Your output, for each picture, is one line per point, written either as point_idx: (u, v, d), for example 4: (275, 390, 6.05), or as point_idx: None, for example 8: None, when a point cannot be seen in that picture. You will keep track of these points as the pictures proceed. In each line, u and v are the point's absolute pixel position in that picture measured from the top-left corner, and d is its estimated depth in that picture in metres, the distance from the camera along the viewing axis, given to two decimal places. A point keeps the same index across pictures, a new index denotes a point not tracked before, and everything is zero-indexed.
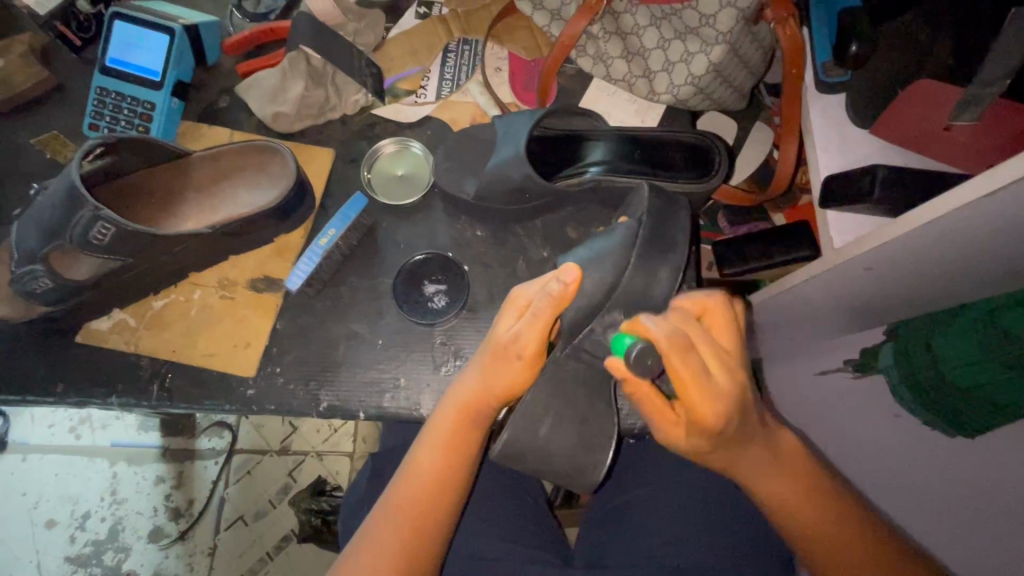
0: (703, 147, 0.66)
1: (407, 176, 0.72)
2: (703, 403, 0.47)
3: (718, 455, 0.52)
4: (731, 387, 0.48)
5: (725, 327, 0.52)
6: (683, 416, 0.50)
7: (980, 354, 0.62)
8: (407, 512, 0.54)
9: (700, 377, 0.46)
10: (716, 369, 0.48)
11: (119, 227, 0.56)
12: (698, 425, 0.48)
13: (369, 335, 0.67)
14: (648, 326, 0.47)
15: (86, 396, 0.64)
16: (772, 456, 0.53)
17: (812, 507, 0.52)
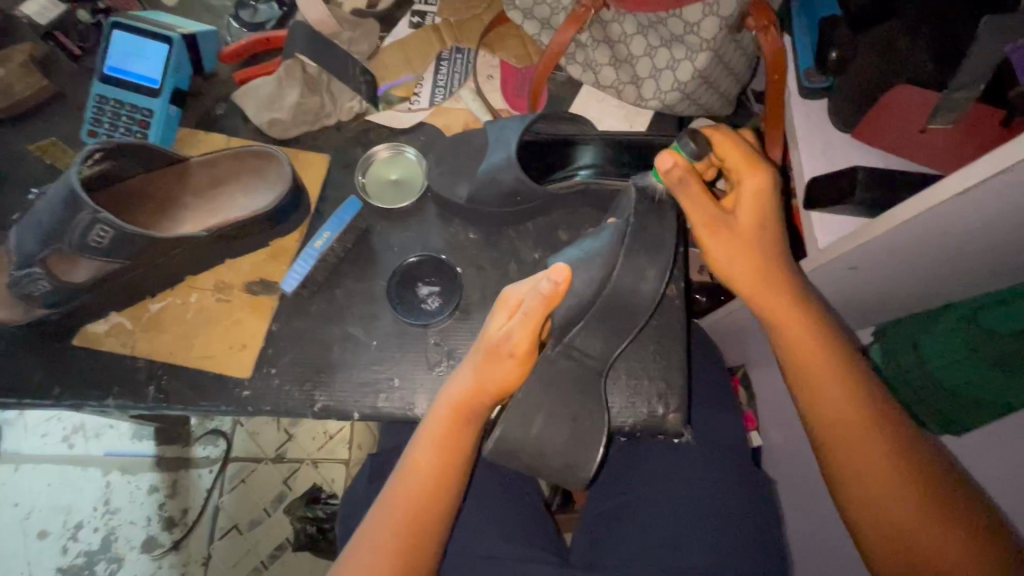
0: None
1: (401, 180, 0.73)
2: (736, 164, 0.57)
3: (751, 270, 0.57)
4: (759, 217, 0.58)
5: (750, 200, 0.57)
6: (737, 250, 0.57)
7: (962, 352, 0.63)
8: (403, 509, 0.55)
9: (757, 164, 0.57)
10: (747, 210, 0.57)
11: (117, 230, 0.57)
12: (736, 246, 0.57)
13: (364, 337, 0.68)
14: (703, 135, 0.57)
15: (82, 400, 0.65)
16: (798, 318, 0.57)
17: (828, 374, 0.56)
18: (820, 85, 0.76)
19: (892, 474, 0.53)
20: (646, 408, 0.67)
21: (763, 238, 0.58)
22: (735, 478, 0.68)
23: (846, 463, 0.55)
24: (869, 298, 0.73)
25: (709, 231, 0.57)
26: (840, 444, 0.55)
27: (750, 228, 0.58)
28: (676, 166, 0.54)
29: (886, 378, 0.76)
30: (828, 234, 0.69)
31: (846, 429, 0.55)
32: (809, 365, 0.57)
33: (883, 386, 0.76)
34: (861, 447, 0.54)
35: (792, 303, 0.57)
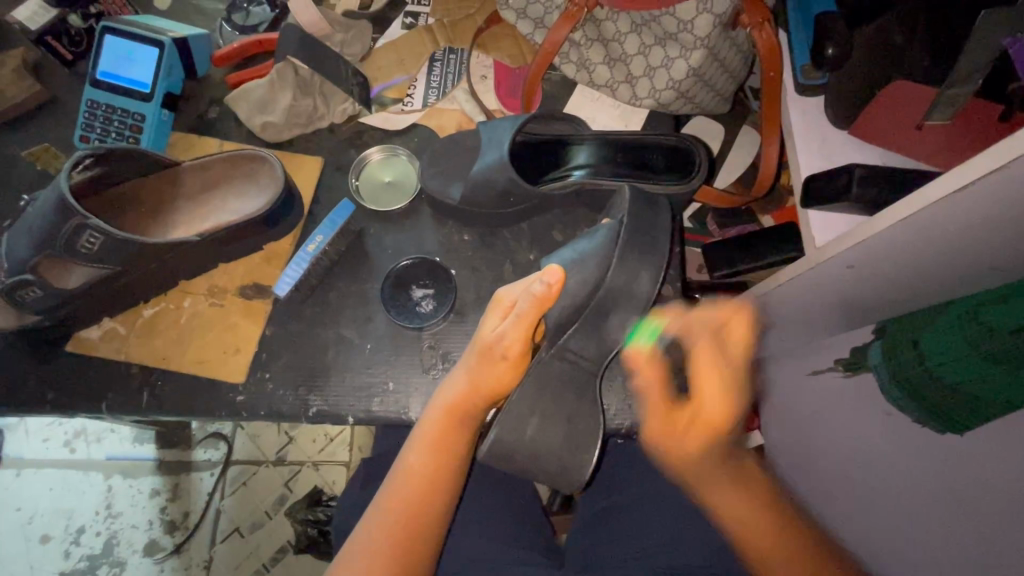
0: (685, 148, 0.66)
1: (394, 182, 0.73)
2: (704, 392, 0.52)
3: (677, 462, 0.52)
4: (718, 434, 0.51)
5: (714, 379, 0.52)
6: (681, 449, 0.52)
7: (965, 356, 0.61)
8: (397, 516, 0.55)
9: (721, 404, 0.51)
10: (699, 428, 0.52)
11: (107, 235, 0.56)
12: (685, 457, 0.52)
13: (358, 340, 0.67)
14: (669, 318, 0.58)
15: (77, 405, 0.64)
16: (729, 471, 0.52)
17: (766, 526, 0.50)
18: (815, 82, 0.75)
19: (780, 541, 0.50)
20: (642, 409, 0.67)
21: (704, 473, 0.52)
22: None
23: (752, 546, 0.50)
24: (866, 298, 0.72)
25: (664, 435, 0.53)
26: (742, 532, 0.50)
27: (705, 456, 0.51)
28: (642, 364, 0.55)
29: (887, 380, 0.74)
30: (825, 232, 0.69)
31: (753, 527, 0.50)
32: (751, 531, 0.50)
33: (884, 385, 0.75)
34: (753, 524, 0.50)
35: (706, 460, 0.52)
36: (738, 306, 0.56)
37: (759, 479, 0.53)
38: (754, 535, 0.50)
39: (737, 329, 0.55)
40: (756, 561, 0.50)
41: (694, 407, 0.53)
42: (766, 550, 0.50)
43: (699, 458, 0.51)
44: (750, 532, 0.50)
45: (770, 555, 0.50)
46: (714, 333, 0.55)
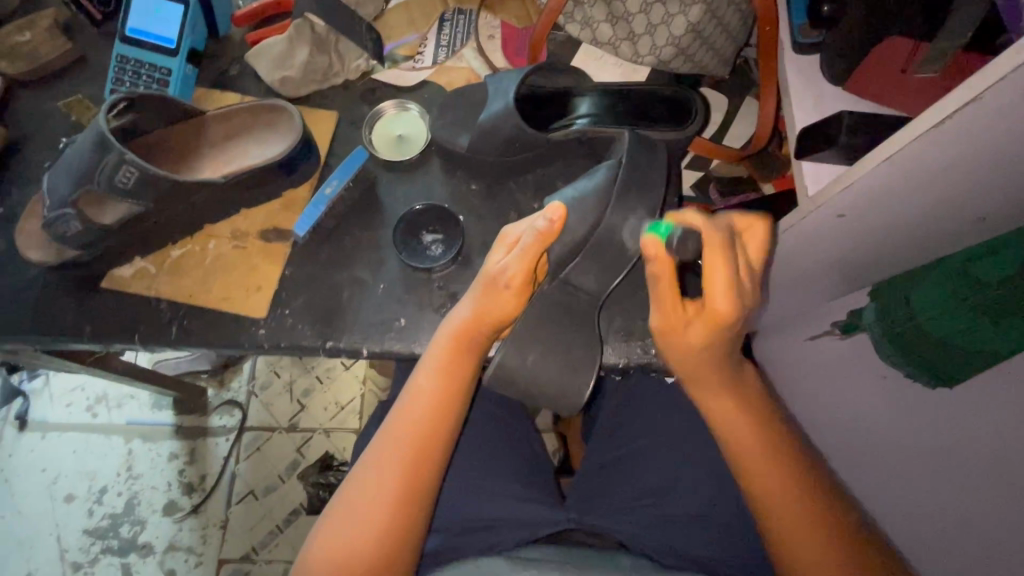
0: (683, 97, 0.69)
1: (405, 135, 0.77)
2: (713, 290, 0.54)
3: (685, 359, 0.58)
4: (722, 326, 0.55)
5: (719, 268, 0.54)
6: (683, 338, 0.57)
7: (956, 304, 0.67)
8: (408, 437, 0.60)
9: (730, 293, 0.54)
10: (702, 322, 0.56)
11: (142, 171, 0.61)
12: (690, 350, 0.57)
13: (372, 281, 0.72)
14: (689, 217, 0.56)
15: (110, 340, 0.69)
16: (734, 380, 0.59)
17: (757, 453, 0.57)
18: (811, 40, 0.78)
19: (778, 477, 0.56)
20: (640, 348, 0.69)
21: (706, 368, 0.58)
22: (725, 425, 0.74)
23: (741, 453, 0.57)
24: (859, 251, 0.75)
25: (664, 326, 0.57)
26: (740, 460, 0.58)
27: (705, 348, 0.57)
28: (656, 258, 0.55)
29: (879, 335, 0.79)
30: (816, 181, 0.72)
31: (748, 454, 0.57)
32: (743, 448, 0.57)
33: (875, 340, 0.80)
34: (755, 464, 0.57)
35: (706, 368, 0.58)
36: (758, 218, 0.60)
37: (756, 391, 0.61)
38: (747, 459, 0.57)
39: (756, 237, 0.60)
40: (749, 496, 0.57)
41: (702, 307, 0.56)
42: (761, 476, 0.56)
43: (706, 344, 0.56)
44: (745, 459, 0.57)
45: (766, 487, 0.56)
46: (728, 222, 0.59)
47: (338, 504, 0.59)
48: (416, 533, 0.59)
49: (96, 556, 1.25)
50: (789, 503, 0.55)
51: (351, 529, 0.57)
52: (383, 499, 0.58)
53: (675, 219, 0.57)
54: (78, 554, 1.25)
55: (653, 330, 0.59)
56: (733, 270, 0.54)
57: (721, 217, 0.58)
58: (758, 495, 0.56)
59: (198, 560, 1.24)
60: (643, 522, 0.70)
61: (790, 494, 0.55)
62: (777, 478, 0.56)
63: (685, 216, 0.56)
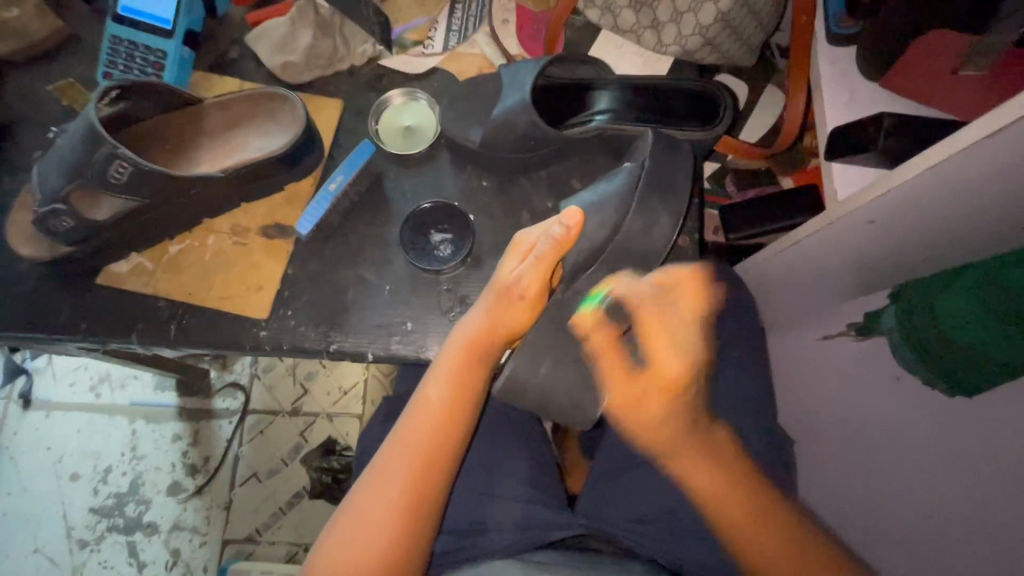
0: (709, 92, 0.65)
1: (413, 126, 0.72)
2: (659, 357, 0.58)
3: (619, 380, 0.59)
4: (676, 390, 0.58)
5: (657, 337, 0.59)
6: (647, 412, 0.58)
7: (982, 312, 0.61)
8: (415, 446, 0.58)
9: (667, 351, 0.58)
10: (656, 390, 0.58)
11: (135, 165, 0.57)
12: (651, 423, 0.58)
13: (377, 281, 0.68)
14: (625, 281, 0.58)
15: (108, 336, 0.67)
16: (709, 450, 0.56)
17: (727, 490, 0.54)
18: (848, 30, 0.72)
19: (748, 511, 0.53)
20: None
21: (676, 446, 0.56)
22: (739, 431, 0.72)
23: (718, 509, 0.54)
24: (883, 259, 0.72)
25: (624, 405, 0.59)
26: (725, 517, 0.54)
27: (668, 421, 0.57)
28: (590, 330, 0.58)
29: (900, 342, 0.74)
30: (845, 186, 0.68)
31: (725, 504, 0.54)
32: (719, 501, 0.54)
33: (896, 347, 0.75)
34: (727, 509, 0.54)
35: (677, 435, 0.57)
36: (684, 268, 0.61)
37: (732, 449, 0.57)
38: (727, 511, 0.54)
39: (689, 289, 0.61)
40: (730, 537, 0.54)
41: (657, 375, 0.59)
42: (738, 515, 0.53)
43: (667, 416, 0.57)
44: (725, 510, 0.54)
45: (746, 530, 0.53)
46: (664, 286, 0.59)
47: (342, 514, 0.58)
48: (420, 549, 0.57)
49: (102, 533, 1.26)
50: (767, 527, 0.52)
51: (354, 543, 0.55)
52: (386, 514, 0.56)
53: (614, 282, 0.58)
54: (85, 531, 1.26)
55: (612, 414, 0.60)
56: (665, 322, 0.59)
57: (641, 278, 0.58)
58: (743, 549, 0.53)
59: (203, 540, 1.25)
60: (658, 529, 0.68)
61: (766, 530, 0.52)
62: (757, 528, 0.52)
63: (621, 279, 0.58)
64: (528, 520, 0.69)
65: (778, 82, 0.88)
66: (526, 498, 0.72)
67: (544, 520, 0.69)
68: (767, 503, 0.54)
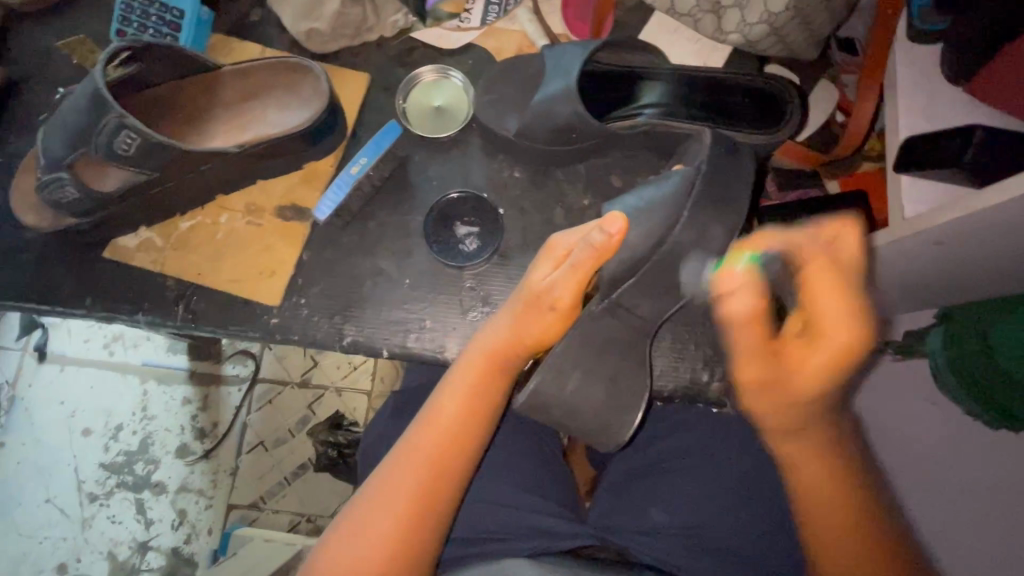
0: (778, 92, 0.59)
1: (444, 107, 0.67)
2: (823, 308, 0.47)
3: (767, 350, 0.49)
4: (848, 359, 0.46)
5: (834, 292, 0.47)
6: (795, 384, 0.47)
7: None
8: (427, 454, 0.55)
9: (825, 278, 0.48)
10: (823, 352, 0.46)
11: (144, 138, 0.53)
12: (805, 406, 0.48)
13: (397, 273, 0.64)
14: (769, 240, 0.50)
15: (115, 312, 0.64)
16: (833, 438, 0.50)
17: (822, 488, 0.49)
18: (932, 26, 0.65)
19: (841, 510, 0.48)
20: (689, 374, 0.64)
21: (812, 420, 0.48)
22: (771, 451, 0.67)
23: (804, 501, 0.50)
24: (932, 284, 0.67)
25: (756, 382, 0.49)
26: (800, 496, 0.50)
27: (806, 399, 0.47)
28: (738, 292, 0.49)
29: (944, 366, 0.65)
30: (912, 201, 0.62)
31: (817, 493, 0.49)
32: (810, 488, 0.49)
33: (937, 373, 0.66)
34: (811, 500, 0.49)
35: (803, 395, 0.47)
36: (845, 221, 0.50)
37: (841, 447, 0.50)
38: (820, 506, 0.49)
39: (849, 245, 0.50)
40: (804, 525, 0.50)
41: (815, 335, 0.47)
42: (820, 510, 0.49)
43: (821, 393, 0.47)
44: (814, 503, 0.49)
45: (827, 524, 0.49)
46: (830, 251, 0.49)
47: (348, 517, 0.55)
48: (426, 558, 0.55)
49: (112, 489, 1.27)
50: (843, 535, 0.48)
51: (356, 552, 0.53)
52: (392, 524, 0.54)
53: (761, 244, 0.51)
54: (95, 486, 1.27)
55: (743, 384, 0.50)
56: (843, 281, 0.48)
57: (806, 227, 0.51)
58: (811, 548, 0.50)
59: (208, 503, 1.25)
60: (673, 546, 0.63)
61: (847, 530, 0.48)
62: (836, 501, 0.49)
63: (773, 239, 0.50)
64: (536, 527, 0.66)
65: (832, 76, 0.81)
66: (538, 507, 0.68)
67: (553, 528, 0.66)
68: (847, 498, 0.49)
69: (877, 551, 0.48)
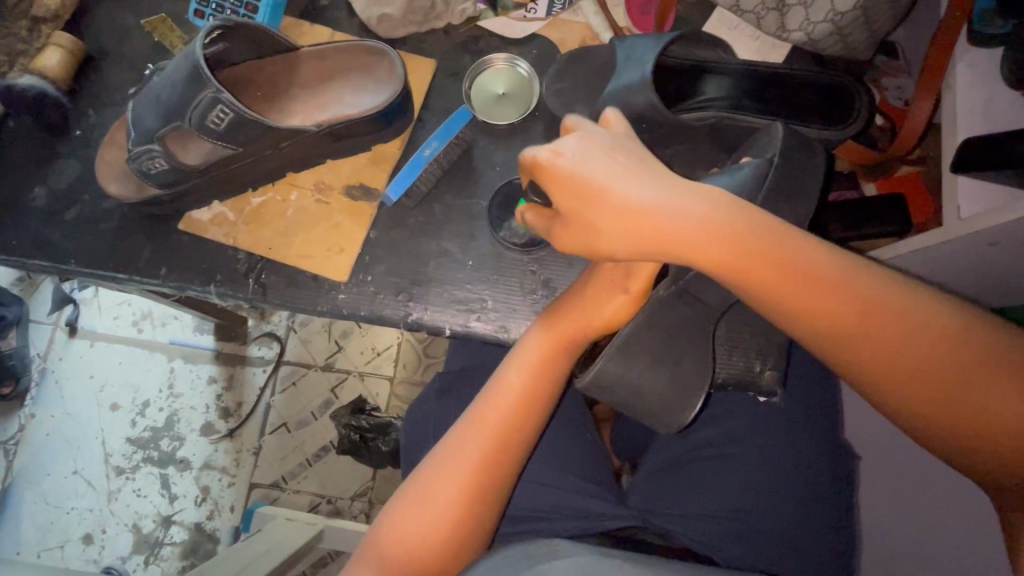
0: (845, 90, 0.61)
1: (510, 94, 0.68)
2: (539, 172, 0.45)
3: (648, 237, 0.45)
4: (574, 180, 0.44)
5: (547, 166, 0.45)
6: (602, 238, 0.46)
7: None
8: (490, 427, 0.57)
9: (599, 198, 0.44)
10: (575, 207, 0.45)
11: (236, 113, 0.56)
12: (712, 258, 0.45)
13: (460, 255, 0.66)
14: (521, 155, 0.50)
15: (187, 283, 0.66)
16: (813, 270, 0.45)
17: (867, 327, 0.45)
18: (994, 31, 0.65)
19: (901, 341, 0.45)
20: (743, 362, 0.67)
21: (722, 262, 0.44)
22: (817, 443, 0.69)
23: (870, 364, 0.47)
24: (987, 281, 0.68)
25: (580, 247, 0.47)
26: (856, 352, 0.46)
27: (656, 234, 0.44)
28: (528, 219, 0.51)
29: None
30: (966, 201, 0.63)
31: (864, 338, 0.46)
32: (864, 342, 0.46)
33: None
34: (874, 350, 0.46)
35: (848, 310, 0.45)
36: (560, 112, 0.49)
37: (850, 267, 0.46)
38: (888, 355, 0.46)
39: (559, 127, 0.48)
40: (881, 393, 0.48)
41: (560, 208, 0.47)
42: (885, 357, 0.46)
43: (640, 235, 0.44)
44: (881, 357, 0.46)
45: (896, 364, 0.46)
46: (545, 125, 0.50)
47: (410, 489, 0.57)
48: (482, 529, 0.58)
49: (138, 463, 1.30)
50: (917, 368, 0.46)
51: (420, 521, 0.56)
52: (455, 496, 0.56)
53: (608, 129, 0.49)
54: (121, 460, 1.30)
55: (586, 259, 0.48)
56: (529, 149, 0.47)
57: (586, 145, 0.45)
58: (901, 404, 0.48)
59: (231, 481, 1.28)
60: (716, 531, 0.65)
61: (918, 363, 0.46)
62: (933, 366, 0.46)
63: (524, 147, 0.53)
64: (584, 508, 0.68)
65: (874, 78, 0.82)
66: (585, 488, 0.69)
67: (598, 510, 0.68)
68: (897, 323, 0.45)
69: (950, 364, 0.45)
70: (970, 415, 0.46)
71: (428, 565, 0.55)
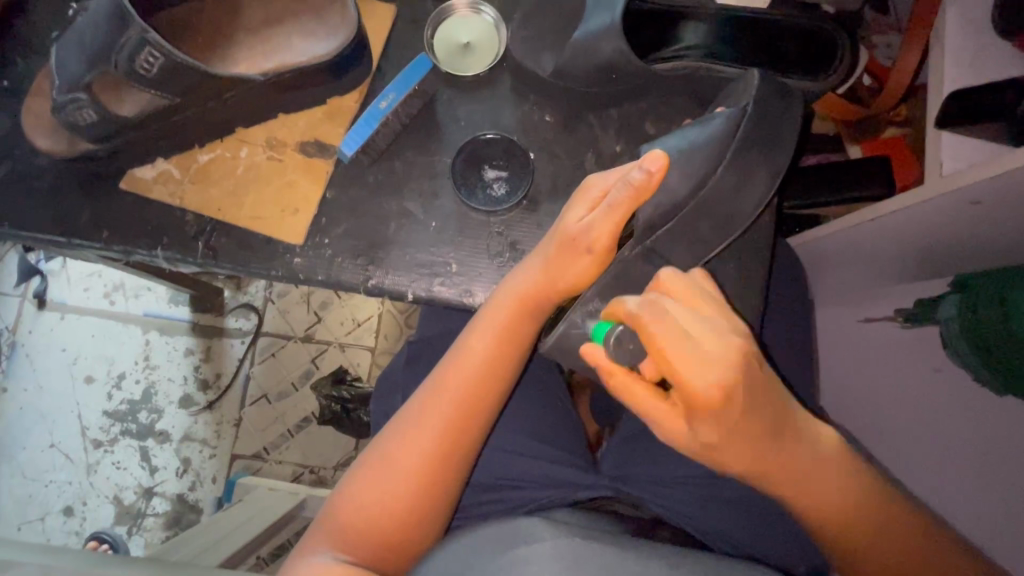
0: (824, 37, 0.59)
1: (473, 44, 0.64)
2: (682, 379, 0.40)
3: (702, 452, 0.44)
4: (716, 407, 0.40)
5: (689, 363, 0.40)
6: (687, 430, 0.43)
7: None
8: (453, 392, 0.55)
9: (720, 420, 0.42)
10: (701, 421, 0.41)
11: (167, 56, 0.52)
12: (723, 447, 0.44)
13: (422, 216, 0.63)
14: (597, 354, 0.44)
15: (133, 247, 0.62)
16: (791, 455, 0.46)
17: (800, 476, 0.47)
18: None
19: (846, 506, 0.48)
20: None
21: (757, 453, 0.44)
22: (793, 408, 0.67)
23: (812, 515, 0.49)
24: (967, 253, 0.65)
25: (665, 425, 0.44)
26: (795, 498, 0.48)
27: (713, 417, 0.41)
28: (607, 363, 0.44)
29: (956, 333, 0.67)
30: (949, 158, 0.60)
31: (806, 488, 0.47)
32: (822, 510, 0.48)
33: (947, 338, 0.69)
34: (821, 496, 0.48)
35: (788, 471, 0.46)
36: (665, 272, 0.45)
37: (814, 451, 0.47)
38: (818, 502, 0.48)
39: (680, 303, 0.43)
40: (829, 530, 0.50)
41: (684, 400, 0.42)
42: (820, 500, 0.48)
43: (725, 437, 0.43)
44: (810, 505, 0.48)
45: (837, 510, 0.48)
46: (651, 297, 0.42)
47: (372, 460, 0.55)
48: (450, 495, 0.56)
49: (116, 436, 1.27)
50: (857, 505, 0.49)
51: (382, 487, 0.54)
52: (417, 465, 0.54)
53: (660, 290, 0.45)
54: (99, 433, 1.27)
55: (672, 443, 0.45)
56: (679, 323, 0.41)
57: (711, 341, 0.41)
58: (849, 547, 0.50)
59: (212, 453, 1.26)
60: (688, 497, 0.64)
61: (864, 508, 0.49)
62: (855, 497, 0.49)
63: (616, 307, 0.44)
64: (556, 477, 0.66)
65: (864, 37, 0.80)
66: (558, 458, 0.67)
67: (571, 480, 0.65)
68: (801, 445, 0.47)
69: (873, 517, 0.49)
70: (889, 550, 0.50)
71: (396, 531, 0.54)
